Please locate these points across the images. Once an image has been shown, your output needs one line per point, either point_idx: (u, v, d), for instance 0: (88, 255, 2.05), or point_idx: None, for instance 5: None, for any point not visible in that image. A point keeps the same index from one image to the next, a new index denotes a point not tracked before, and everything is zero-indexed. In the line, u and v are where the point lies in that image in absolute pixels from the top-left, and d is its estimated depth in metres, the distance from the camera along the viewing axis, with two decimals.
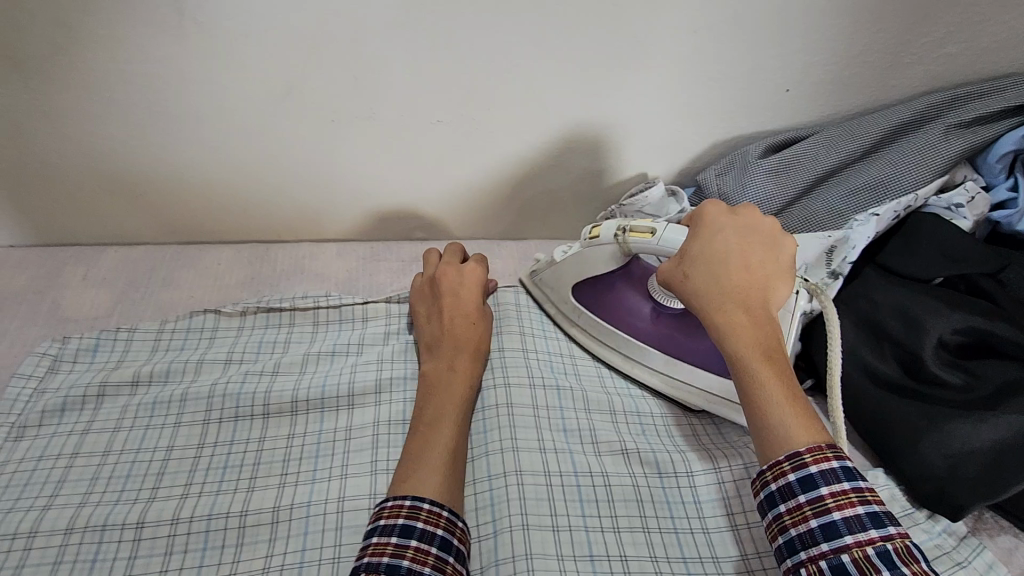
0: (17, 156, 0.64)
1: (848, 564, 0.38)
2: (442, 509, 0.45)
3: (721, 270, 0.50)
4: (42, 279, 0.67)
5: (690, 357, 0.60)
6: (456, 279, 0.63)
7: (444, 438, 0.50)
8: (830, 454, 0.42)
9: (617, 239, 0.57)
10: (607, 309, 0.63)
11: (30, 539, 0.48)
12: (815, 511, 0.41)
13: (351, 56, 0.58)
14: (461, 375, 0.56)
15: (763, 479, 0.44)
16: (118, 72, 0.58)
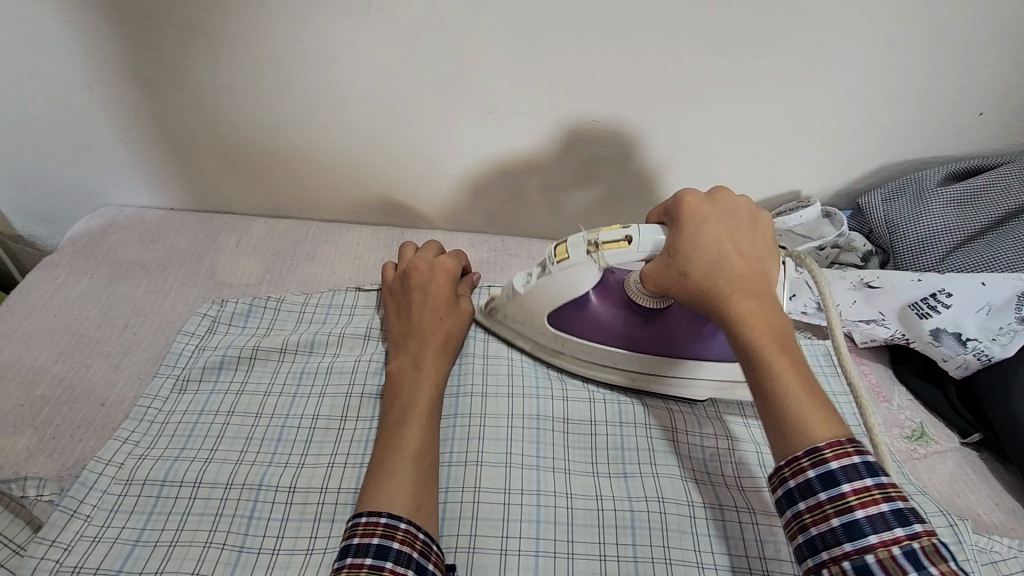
0: (192, 123, 0.68)
1: (873, 565, 0.35)
2: (380, 517, 0.43)
3: (720, 259, 0.46)
4: (201, 242, 0.72)
5: (684, 351, 0.56)
6: (427, 272, 0.62)
7: (412, 440, 0.49)
8: (850, 447, 0.38)
9: (591, 257, 0.51)
10: (580, 331, 0.58)
11: (195, 489, 0.51)
12: (836, 508, 0.37)
13: (523, 49, 0.59)
14: (423, 375, 0.54)
15: (780, 475, 0.40)
16: (299, 53, 0.60)
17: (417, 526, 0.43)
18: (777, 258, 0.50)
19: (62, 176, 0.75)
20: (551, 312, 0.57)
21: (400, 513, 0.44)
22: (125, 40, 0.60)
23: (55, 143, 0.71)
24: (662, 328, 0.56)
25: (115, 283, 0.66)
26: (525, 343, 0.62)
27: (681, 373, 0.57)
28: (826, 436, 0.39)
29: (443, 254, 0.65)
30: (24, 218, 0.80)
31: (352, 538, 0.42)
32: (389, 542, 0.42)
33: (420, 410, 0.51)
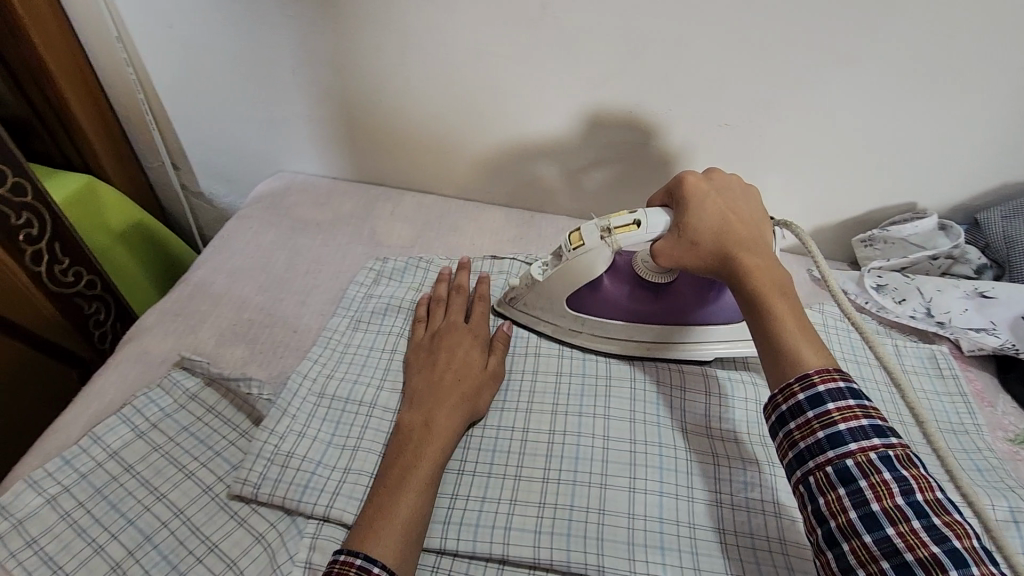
0: (368, 107, 0.80)
1: (852, 468, 0.42)
2: (354, 558, 0.45)
3: (718, 230, 0.54)
4: (362, 209, 0.84)
5: (688, 317, 0.64)
6: (453, 342, 0.62)
7: (404, 507, 0.49)
8: (837, 374, 0.45)
9: (606, 240, 0.59)
10: (594, 306, 0.64)
11: (370, 409, 0.60)
12: (822, 424, 0.44)
13: (671, 57, 0.66)
14: (436, 434, 0.54)
15: (775, 402, 0.48)
16: (471, 50, 0.71)
17: (390, 572, 0.45)
18: (769, 223, 0.58)
19: (251, 144, 0.89)
20: (568, 296, 0.64)
21: (376, 556, 0.45)
22: (331, 34, 0.73)
23: (253, 115, 0.85)
24: (668, 299, 0.64)
25: (297, 236, 0.79)
26: (544, 327, 0.68)
27: (693, 338, 0.65)
28: (814, 366, 0.46)
29: (470, 320, 0.66)
30: (210, 177, 0.95)
31: (330, 574, 0.45)
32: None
33: (423, 469, 0.52)
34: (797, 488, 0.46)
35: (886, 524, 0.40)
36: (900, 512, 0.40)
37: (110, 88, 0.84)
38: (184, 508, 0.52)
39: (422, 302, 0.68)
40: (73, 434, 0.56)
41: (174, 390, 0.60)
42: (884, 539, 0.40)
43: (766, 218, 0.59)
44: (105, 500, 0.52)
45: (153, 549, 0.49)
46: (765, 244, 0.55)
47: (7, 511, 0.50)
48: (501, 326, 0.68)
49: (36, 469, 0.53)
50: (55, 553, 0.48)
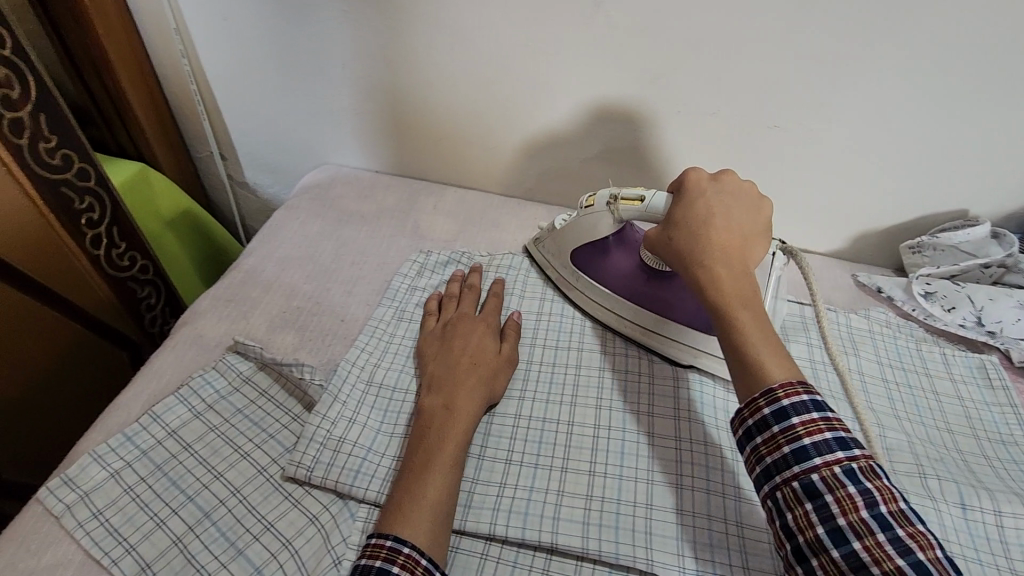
0: (416, 101, 0.81)
1: (818, 482, 0.43)
2: (384, 539, 0.46)
3: (712, 229, 0.56)
4: (406, 202, 0.85)
5: (671, 314, 0.66)
6: (468, 330, 0.64)
7: (432, 488, 0.50)
8: (800, 389, 0.46)
9: (610, 208, 0.63)
10: (597, 268, 0.69)
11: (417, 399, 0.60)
12: (786, 439, 0.45)
13: (724, 57, 0.67)
14: (457, 417, 0.55)
15: (742, 417, 0.49)
16: (523, 46, 0.71)
17: (421, 551, 0.46)
18: (764, 237, 0.59)
19: (298, 135, 0.90)
20: (577, 248, 0.69)
21: (405, 537, 0.46)
22: (385, 29, 0.74)
23: (302, 108, 0.86)
24: (660, 290, 0.67)
25: (343, 226, 0.80)
26: (552, 274, 0.73)
27: (670, 337, 0.65)
28: (778, 379, 0.47)
29: (483, 311, 0.67)
30: (255, 168, 0.97)
31: (361, 558, 0.46)
32: (390, 566, 0.44)
33: (449, 450, 0.52)
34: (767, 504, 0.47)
35: (852, 538, 0.41)
36: (865, 526, 0.41)
37: (166, 78, 0.86)
38: (240, 487, 0.53)
39: (433, 296, 0.70)
40: (133, 412, 0.58)
41: (228, 372, 0.61)
42: (851, 554, 0.40)
43: (766, 231, 0.59)
44: (165, 477, 0.53)
45: (211, 525, 0.51)
46: (749, 257, 0.56)
47: (74, 483, 0.52)
48: (508, 313, 0.70)
49: (99, 444, 0.55)
50: (119, 525, 0.50)
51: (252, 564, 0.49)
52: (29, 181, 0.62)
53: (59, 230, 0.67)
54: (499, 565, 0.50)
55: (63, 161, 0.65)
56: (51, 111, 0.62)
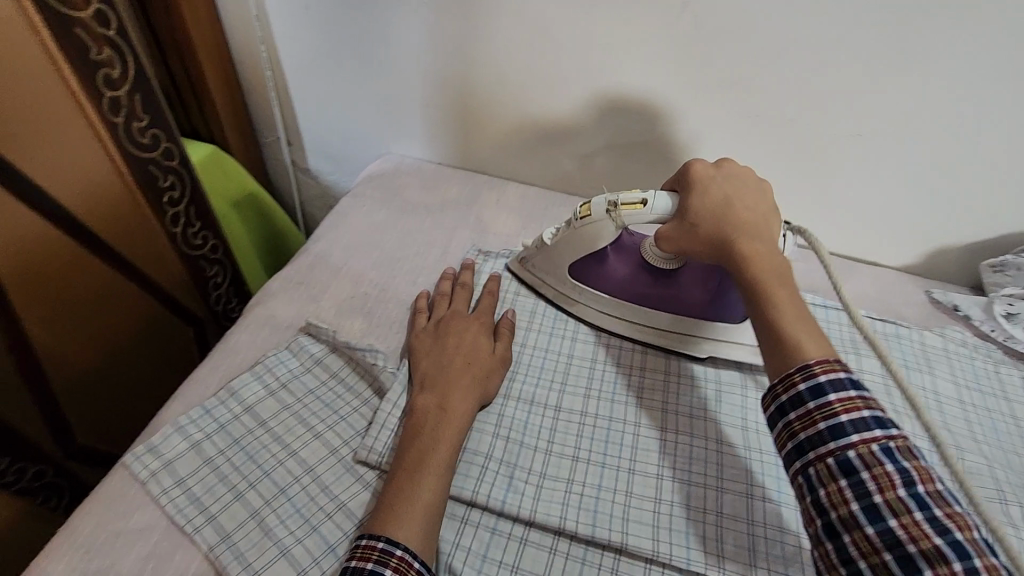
0: (484, 96, 0.82)
1: (854, 459, 0.41)
2: (376, 541, 0.45)
3: (734, 210, 0.55)
4: (468, 196, 0.85)
5: (686, 308, 0.64)
6: (460, 334, 0.61)
7: (427, 491, 0.48)
8: (837, 365, 0.45)
9: (610, 214, 0.59)
10: (597, 278, 0.66)
11: None
12: (823, 416, 0.43)
13: (811, 62, 0.66)
14: (450, 418, 0.53)
15: (774, 393, 0.47)
16: (602, 44, 0.71)
17: (414, 554, 0.45)
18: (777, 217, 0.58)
19: (364, 125, 0.91)
20: (573, 261, 0.66)
21: (397, 539, 0.45)
22: (462, 22, 0.74)
23: (371, 98, 0.87)
24: (670, 288, 0.65)
25: (407, 216, 0.81)
26: (547, 291, 0.69)
27: (687, 331, 0.64)
28: (813, 355, 0.46)
29: (476, 310, 0.65)
30: (320, 155, 0.99)
31: (351, 560, 0.44)
32: (383, 568, 0.43)
33: (441, 453, 0.51)
34: (795, 481, 0.45)
35: (888, 516, 0.39)
36: (902, 504, 0.39)
37: (241, 64, 0.88)
38: (314, 466, 0.54)
39: (422, 296, 0.68)
40: (211, 386, 0.60)
41: (301, 353, 0.63)
42: (886, 531, 0.39)
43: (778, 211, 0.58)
44: (242, 451, 0.55)
45: (287, 501, 0.52)
46: (771, 237, 0.55)
47: (158, 451, 0.54)
48: (501, 312, 0.68)
49: (180, 415, 0.57)
50: (200, 494, 0.52)
51: (326, 540, 0.50)
52: (122, 159, 0.65)
53: (144, 208, 0.70)
54: (569, 561, 0.50)
55: (153, 140, 0.68)
56: (146, 92, 0.65)
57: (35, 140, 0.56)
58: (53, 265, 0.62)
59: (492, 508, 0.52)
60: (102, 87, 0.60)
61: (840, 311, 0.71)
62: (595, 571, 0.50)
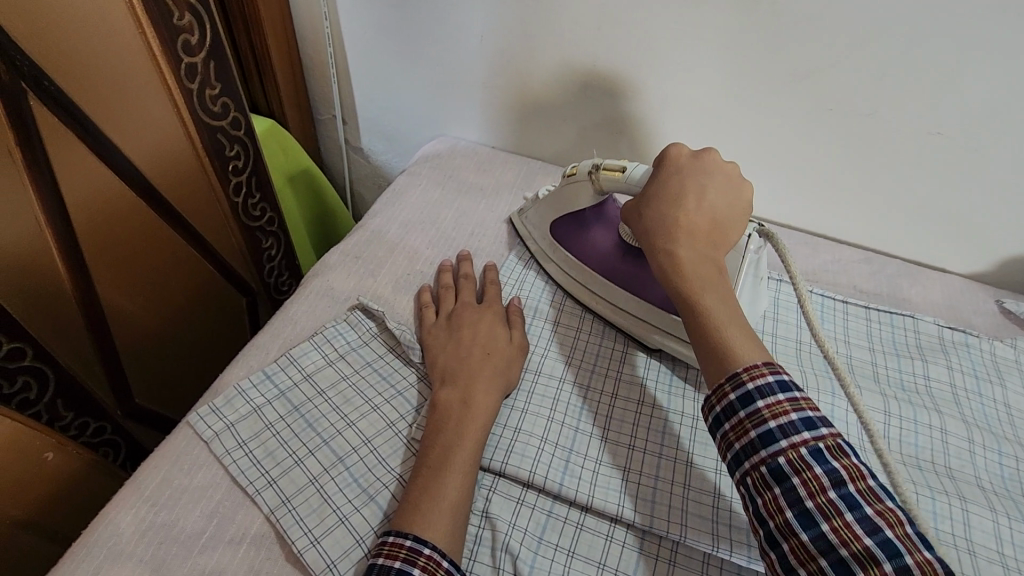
0: (544, 80, 0.81)
1: (784, 466, 0.41)
2: (404, 539, 0.44)
3: (679, 208, 0.55)
4: (523, 180, 0.85)
5: (642, 293, 0.64)
6: (473, 323, 0.61)
7: (452, 487, 0.47)
8: (766, 370, 0.45)
9: (591, 176, 0.64)
10: (575, 239, 0.69)
11: (537, 375, 0.60)
12: (753, 423, 0.44)
13: (893, 56, 0.63)
14: (474, 412, 0.53)
15: (709, 404, 0.47)
16: (672, 30, 0.69)
17: (443, 553, 0.44)
18: (743, 222, 0.57)
19: (420, 105, 0.92)
20: (556, 218, 0.70)
21: (425, 537, 0.44)
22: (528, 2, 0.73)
23: (430, 79, 0.87)
24: (636, 266, 0.65)
25: (462, 196, 0.81)
26: (532, 246, 0.73)
27: (641, 316, 0.64)
28: (743, 361, 0.46)
29: (486, 300, 0.64)
30: (374, 134, 0.99)
31: (377, 557, 0.44)
32: (410, 567, 0.43)
33: (466, 449, 0.50)
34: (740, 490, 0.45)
35: (820, 521, 0.39)
36: (832, 506, 0.39)
37: (303, 40, 0.89)
38: (371, 438, 0.54)
39: (426, 289, 0.66)
40: (271, 352, 0.61)
41: (359, 327, 0.63)
42: (820, 537, 0.39)
43: (748, 213, 0.57)
44: (301, 417, 0.55)
45: (345, 470, 0.52)
46: (721, 242, 0.55)
47: (221, 412, 0.55)
48: (507, 300, 0.67)
49: (242, 379, 0.58)
50: (261, 457, 0.52)
51: (383, 511, 0.50)
52: (194, 125, 0.67)
53: (209, 175, 0.72)
54: (625, 549, 0.50)
55: (222, 108, 0.71)
56: (217, 59, 0.68)
57: (114, 96, 0.58)
58: (122, 223, 0.63)
59: (548, 489, 0.52)
60: (181, 52, 0.62)
61: (905, 316, 0.69)
62: (653, 560, 0.49)
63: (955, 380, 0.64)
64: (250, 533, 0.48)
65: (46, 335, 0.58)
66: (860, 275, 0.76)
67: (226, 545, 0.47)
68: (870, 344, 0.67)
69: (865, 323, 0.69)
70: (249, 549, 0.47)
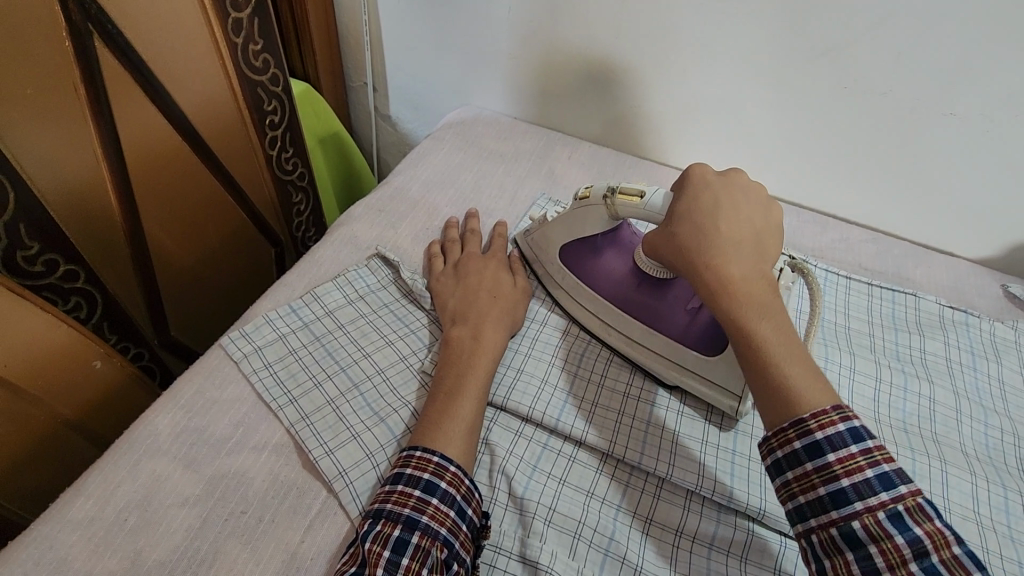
0: (568, 54, 0.83)
1: (859, 531, 0.40)
2: (432, 456, 0.48)
3: (716, 222, 0.52)
4: (540, 151, 0.88)
5: (660, 327, 0.60)
6: (481, 269, 0.65)
7: (465, 411, 0.51)
8: (836, 417, 0.43)
9: (606, 201, 0.59)
10: (588, 267, 0.64)
11: (541, 325, 0.64)
12: (822, 478, 0.42)
13: (911, 36, 0.65)
14: (482, 348, 0.57)
15: (769, 446, 0.45)
16: (696, 6, 0.71)
17: (464, 472, 0.48)
18: (773, 238, 0.54)
19: (447, 75, 0.95)
20: (567, 244, 0.65)
21: (451, 457, 0.48)
22: None
23: (458, 49, 0.90)
24: (653, 299, 0.61)
25: (481, 161, 0.85)
26: (538, 269, 0.68)
27: (654, 350, 0.60)
28: (812, 406, 0.43)
29: (491, 251, 0.68)
30: (402, 102, 1.03)
31: (405, 468, 0.47)
32: (438, 481, 0.46)
33: (475, 379, 0.54)
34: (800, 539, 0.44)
35: None
36: None
37: (340, 8, 0.93)
38: (385, 369, 0.59)
39: (436, 242, 0.70)
40: (296, 290, 0.66)
41: (378, 272, 0.68)
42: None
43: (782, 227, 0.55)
44: (323, 347, 0.60)
45: (360, 394, 0.57)
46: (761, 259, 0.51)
47: (250, 337, 0.60)
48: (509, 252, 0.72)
49: (270, 310, 0.63)
50: (285, 378, 0.57)
51: (393, 432, 0.54)
52: (236, 76, 0.73)
53: (248, 127, 0.78)
54: (612, 480, 0.53)
55: (263, 64, 0.76)
56: (261, 18, 0.73)
57: (165, 41, 0.63)
58: (167, 165, 0.69)
59: (545, 424, 0.56)
60: (228, 7, 0.67)
61: (907, 294, 0.71)
62: (638, 493, 0.53)
63: (949, 353, 0.65)
64: (272, 442, 0.53)
65: (95, 261, 0.64)
66: (865, 255, 0.78)
67: (250, 450, 0.52)
68: (868, 317, 0.69)
69: (866, 297, 0.71)
70: (271, 455, 0.52)
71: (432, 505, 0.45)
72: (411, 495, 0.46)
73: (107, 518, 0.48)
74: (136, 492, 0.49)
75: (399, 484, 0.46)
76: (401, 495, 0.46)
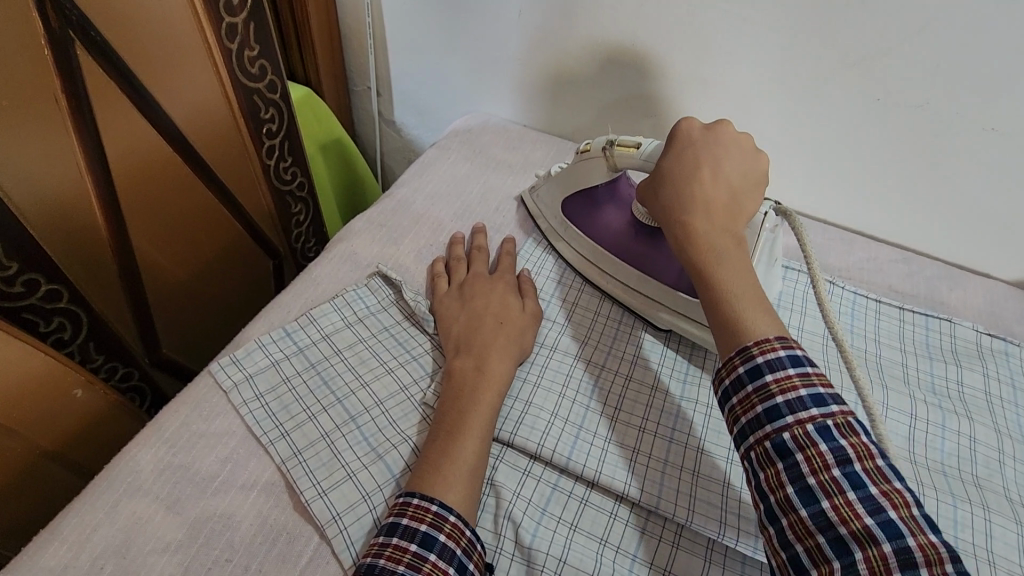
0: (579, 58, 0.79)
1: (788, 441, 0.40)
2: (430, 504, 0.44)
3: (695, 183, 0.52)
4: (550, 160, 0.84)
5: (653, 272, 0.63)
6: (487, 292, 0.61)
7: (467, 452, 0.48)
8: (777, 344, 0.43)
9: (605, 153, 0.62)
10: (587, 219, 0.68)
11: (551, 351, 0.60)
12: (760, 398, 0.43)
13: (948, 46, 0.60)
14: (488, 380, 0.53)
15: (719, 377, 0.46)
16: (715, 11, 0.67)
17: (466, 522, 0.44)
18: (754, 192, 0.54)
19: (454, 80, 0.91)
20: (568, 197, 0.69)
21: (452, 506, 0.44)
22: None
23: (464, 54, 0.87)
24: (647, 246, 0.64)
25: (488, 171, 0.81)
26: (542, 224, 0.72)
27: (650, 296, 0.63)
28: (755, 334, 0.44)
29: (498, 272, 0.64)
30: (406, 108, 0.99)
31: (400, 517, 0.44)
32: (436, 533, 0.43)
33: (480, 415, 0.50)
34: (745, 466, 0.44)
35: (821, 499, 0.38)
36: (836, 485, 0.38)
37: (341, 10, 0.89)
38: (384, 400, 0.55)
39: (439, 260, 0.67)
40: (291, 312, 0.62)
41: (378, 292, 0.64)
42: (819, 514, 0.38)
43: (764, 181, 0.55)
44: (318, 375, 0.56)
45: (356, 429, 0.53)
46: (737, 213, 0.52)
47: (241, 364, 0.56)
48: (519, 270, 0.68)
49: (263, 335, 0.59)
50: (277, 410, 0.53)
51: (392, 471, 0.51)
52: (230, 83, 0.69)
53: (243, 136, 0.74)
54: (628, 527, 0.49)
55: (260, 71, 0.72)
56: (257, 21, 0.70)
57: (154, 48, 0.59)
58: (157, 177, 0.65)
59: (555, 463, 0.52)
60: (222, 11, 0.64)
61: (942, 319, 0.66)
62: (655, 541, 0.49)
63: (990, 387, 0.61)
64: (261, 481, 0.49)
65: (80, 280, 0.60)
66: (894, 276, 0.73)
67: (238, 491, 0.49)
68: (903, 346, 0.64)
69: (898, 323, 0.67)
70: (259, 496, 0.49)
71: (429, 562, 0.42)
72: (406, 550, 0.42)
73: (82, 566, 0.44)
74: (114, 536, 0.46)
75: (394, 537, 0.43)
76: (395, 549, 0.42)
